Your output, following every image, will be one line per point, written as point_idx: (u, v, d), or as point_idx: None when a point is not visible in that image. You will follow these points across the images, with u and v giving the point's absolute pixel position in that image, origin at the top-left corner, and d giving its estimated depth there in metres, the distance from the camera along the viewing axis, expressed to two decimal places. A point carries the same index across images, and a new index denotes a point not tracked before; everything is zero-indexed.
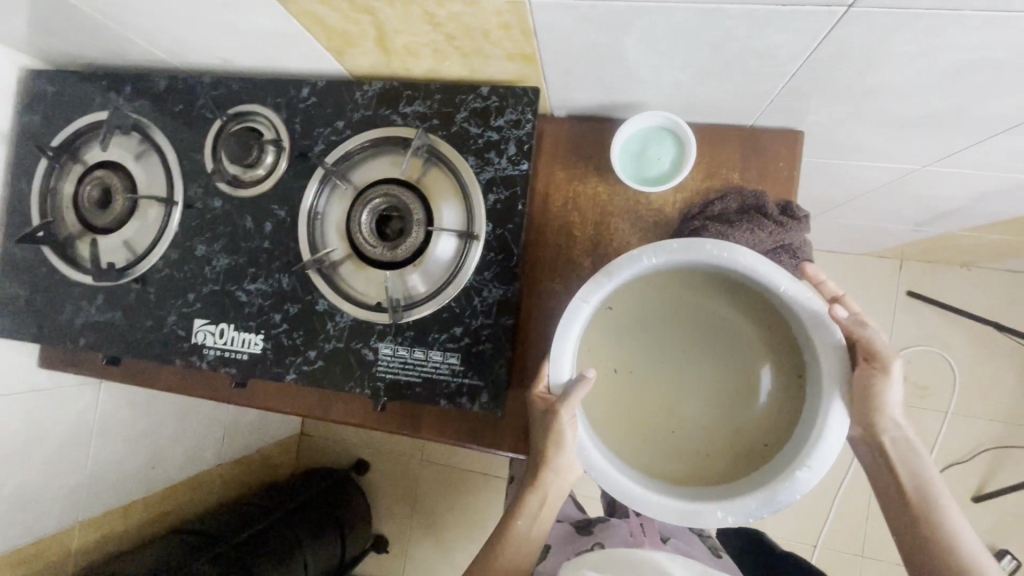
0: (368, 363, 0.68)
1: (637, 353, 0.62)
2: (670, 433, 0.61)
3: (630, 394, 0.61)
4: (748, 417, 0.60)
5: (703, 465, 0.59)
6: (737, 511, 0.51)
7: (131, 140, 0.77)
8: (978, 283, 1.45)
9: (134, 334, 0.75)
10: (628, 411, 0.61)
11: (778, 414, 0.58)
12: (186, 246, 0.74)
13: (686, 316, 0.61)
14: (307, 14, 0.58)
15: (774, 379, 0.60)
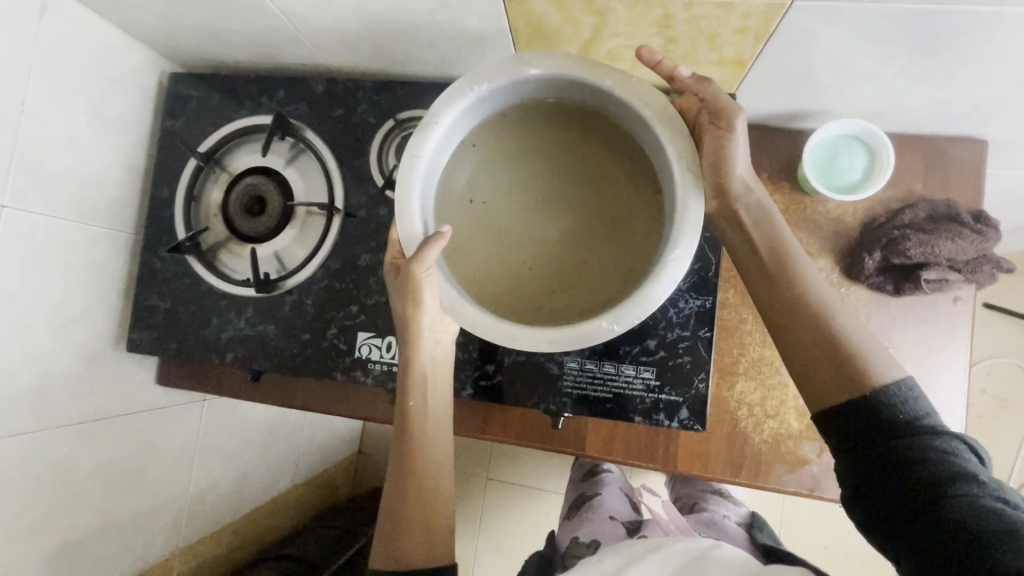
0: (553, 378, 0.65)
1: (492, 192, 0.57)
2: (531, 270, 0.55)
3: (488, 230, 0.56)
4: (615, 243, 0.54)
5: (574, 299, 0.54)
6: (623, 318, 0.48)
7: (286, 147, 0.74)
8: None
9: (289, 349, 0.71)
10: (491, 249, 0.56)
11: (635, 228, 0.54)
12: (347, 255, 0.71)
13: (527, 147, 0.57)
14: (528, 15, 0.56)
15: (635, 200, 0.55)
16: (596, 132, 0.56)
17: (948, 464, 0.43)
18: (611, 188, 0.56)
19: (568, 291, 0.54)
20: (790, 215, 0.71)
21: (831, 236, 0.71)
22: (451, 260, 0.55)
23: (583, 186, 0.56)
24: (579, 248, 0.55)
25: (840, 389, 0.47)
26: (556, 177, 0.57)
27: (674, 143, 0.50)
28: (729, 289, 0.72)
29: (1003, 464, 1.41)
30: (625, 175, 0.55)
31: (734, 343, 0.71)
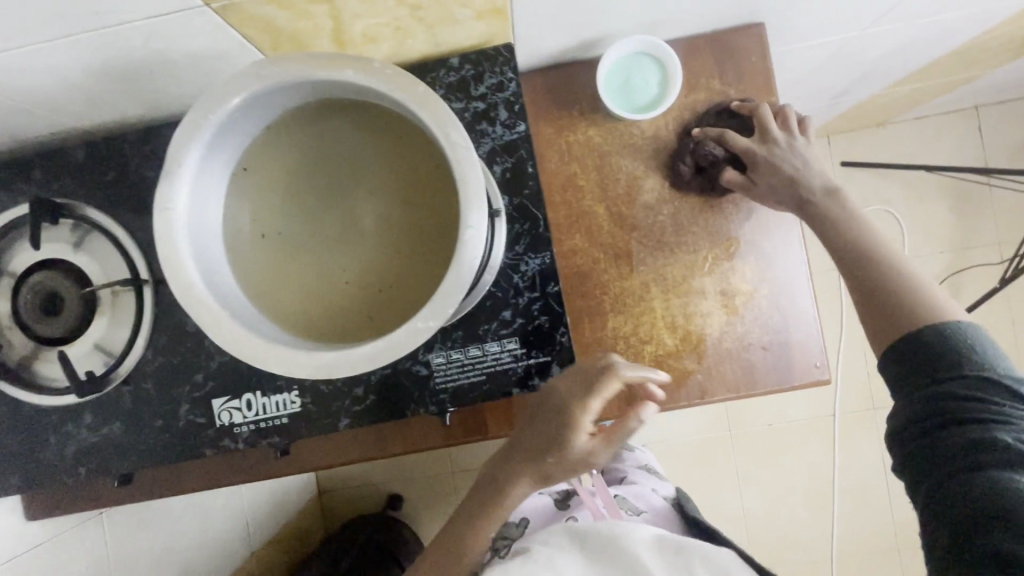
0: (424, 379, 0.64)
1: (282, 218, 0.52)
2: (345, 287, 0.51)
3: (291, 258, 0.52)
4: (415, 232, 0.50)
5: (395, 305, 0.49)
6: (436, 312, 0.47)
7: (65, 229, 0.66)
8: (896, 138, 1.58)
9: (147, 441, 0.66)
10: (300, 276, 0.52)
11: (435, 210, 0.50)
12: (173, 326, 0.65)
13: (305, 161, 0.52)
14: (252, 20, 0.51)
15: (420, 178, 0.50)
16: (369, 124, 0.51)
17: (993, 408, 0.50)
18: (402, 175, 0.51)
19: (387, 296, 0.50)
20: (609, 146, 0.71)
21: (653, 155, 0.71)
22: (258, 302, 0.51)
23: (370, 181, 0.52)
24: (383, 246, 0.51)
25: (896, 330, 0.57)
26: (347, 181, 0.52)
27: (433, 120, 0.47)
28: (575, 234, 0.72)
29: None
30: (403, 156, 0.51)
31: (594, 284, 0.72)
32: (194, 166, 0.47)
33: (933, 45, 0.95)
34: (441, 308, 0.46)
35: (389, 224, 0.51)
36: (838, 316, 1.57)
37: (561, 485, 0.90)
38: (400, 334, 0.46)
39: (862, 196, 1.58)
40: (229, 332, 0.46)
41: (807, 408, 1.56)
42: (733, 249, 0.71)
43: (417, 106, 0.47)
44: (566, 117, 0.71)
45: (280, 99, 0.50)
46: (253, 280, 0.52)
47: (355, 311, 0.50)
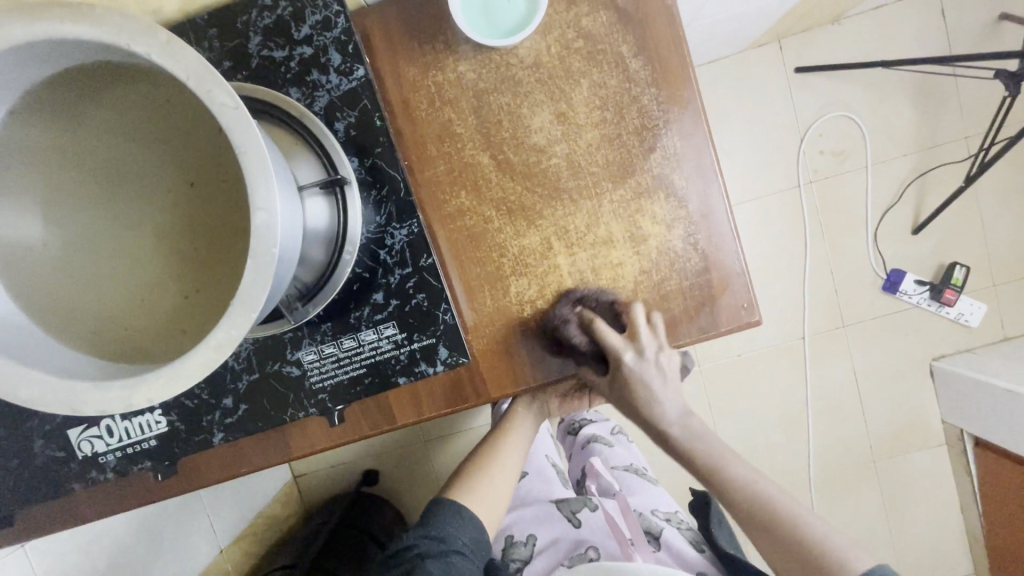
0: (298, 380, 0.56)
1: (54, 232, 0.44)
2: (142, 291, 0.44)
3: (75, 273, 0.44)
4: (214, 214, 0.43)
5: (201, 299, 0.43)
6: (239, 319, 0.38)
7: None
8: (853, 32, 1.44)
9: (6, 482, 0.59)
10: (90, 291, 0.44)
11: (219, 183, 0.43)
12: None
13: (60, 160, 0.44)
14: None
15: (211, 153, 0.43)
16: (125, 97, 0.43)
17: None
18: (177, 151, 0.44)
19: (188, 291, 0.44)
20: (485, 82, 0.61)
21: (536, 90, 0.61)
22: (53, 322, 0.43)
23: (148, 166, 0.44)
24: (185, 244, 0.44)
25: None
26: (114, 173, 0.44)
27: (188, 76, 0.37)
28: (460, 192, 0.62)
29: (853, 212, 1.48)
30: (183, 134, 0.44)
31: (490, 247, 0.63)
32: None
33: None
34: (244, 316, 0.38)
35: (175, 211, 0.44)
36: (801, 238, 1.49)
37: (575, 500, 0.96)
38: (206, 351, 0.38)
39: (818, 105, 1.46)
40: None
41: (775, 335, 1.51)
42: (639, 187, 0.62)
43: (165, 63, 0.36)
44: (429, 54, 0.60)
45: (17, 73, 0.40)
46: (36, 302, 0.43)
47: (160, 322, 0.43)
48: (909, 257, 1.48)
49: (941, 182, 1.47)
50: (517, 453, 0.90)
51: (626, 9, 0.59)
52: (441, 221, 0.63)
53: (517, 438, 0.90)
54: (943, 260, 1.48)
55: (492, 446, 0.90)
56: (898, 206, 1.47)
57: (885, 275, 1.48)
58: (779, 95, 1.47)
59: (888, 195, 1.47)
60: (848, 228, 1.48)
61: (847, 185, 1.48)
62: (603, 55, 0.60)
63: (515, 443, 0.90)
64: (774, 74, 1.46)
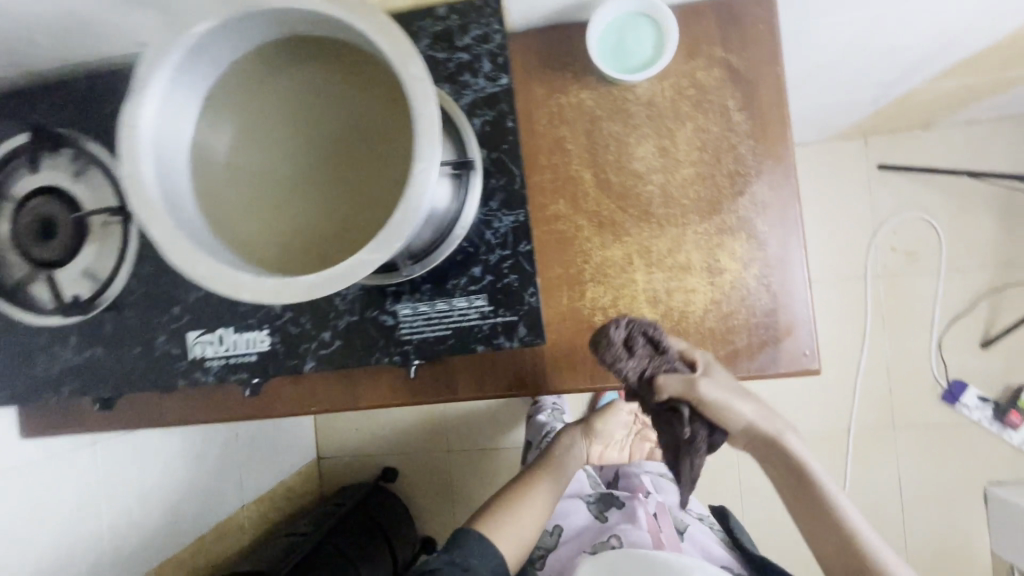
0: (390, 329, 0.63)
1: (245, 153, 0.52)
2: (296, 218, 0.51)
3: (249, 189, 0.52)
4: (377, 169, 0.50)
5: (344, 235, 0.49)
6: (386, 247, 0.46)
7: (64, 158, 0.69)
8: (942, 142, 1.48)
9: (125, 367, 0.68)
10: (255, 207, 0.51)
11: (388, 146, 0.50)
12: (156, 258, 0.66)
13: (266, 96, 0.52)
14: None
15: (387, 119, 0.51)
16: (335, 59, 0.51)
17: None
18: (361, 112, 0.51)
19: (335, 229, 0.50)
20: (601, 110, 0.69)
21: (645, 125, 0.69)
22: (216, 226, 0.51)
23: (333, 119, 0.52)
24: (337, 194, 0.50)
25: (843, 561, 0.73)
26: (305, 119, 0.52)
27: (395, 51, 0.46)
28: (560, 199, 0.70)
29: (919, 314, 1.47)
30: (370, 99, 0.51)
31: (576, 251, 0.69)
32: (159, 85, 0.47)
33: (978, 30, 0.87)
34: (391, 244, 0.46)
35: (344, 159, 0.51)
36: (861, 329, 1.48)
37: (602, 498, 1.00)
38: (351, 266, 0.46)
39: (896, 203, 1.49)
40: (180, 250, 0.47)
41: (822, 422, 1.47)
42: (723, 224, 0.68)
43: (380, 39, 0.46)
44: (558, 79, 0.69)
45: (266, 26, 0.50)
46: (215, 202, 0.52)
47: (303, 247, 0.50)
48: (973, 371, 1.43)
49: (1016, 302, 1.44)
50: (546, 497, 0.90)
51: (739, 69, 0.67)
52: (537, 222, 0.70)
53: (547, 484, 0.92)
54: (1010, 382, 1.42)
55: (525, 489, 0.90)
56: (967, 317, 1.45)
57: (946, 384, 1.44)
58: (858, 188, 1.50)
59: (958, 305, 1.45)
60: (913, 329, 1.46)
61: (916, 287, 1.47)
62: (711, 104, 0.68)
63: (544, 488, 0.91)
64: (857, 167, 1.50)
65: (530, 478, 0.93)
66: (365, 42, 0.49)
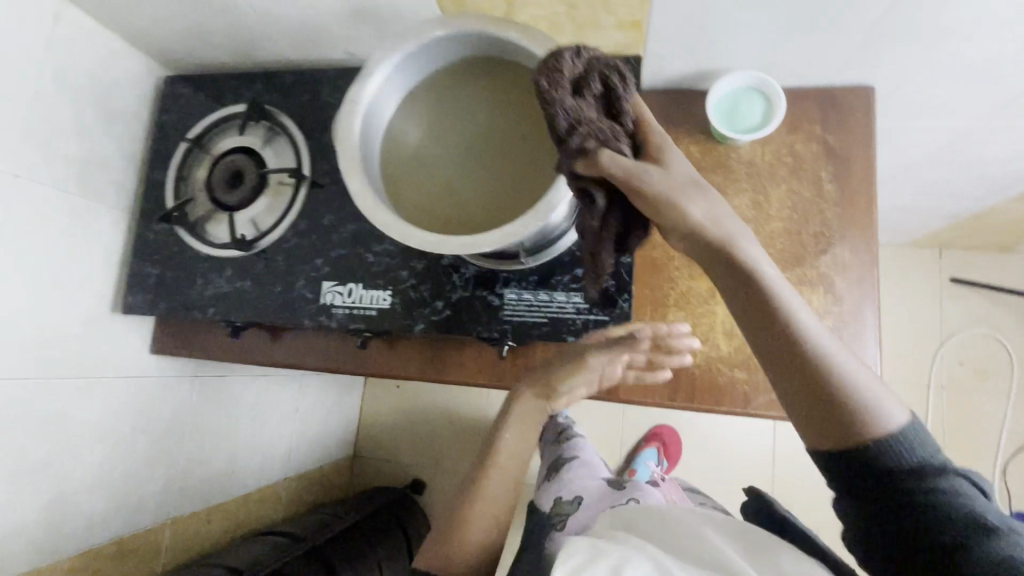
0: (494, 308, 0.72)
1: (427, 143, 0.67)
2: (457, 197, 0.64)
3: (424, 170, 0.66)
4: (528, 167, 0.62)
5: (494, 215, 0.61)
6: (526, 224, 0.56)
7: (260, 128, 0.85)
8: (1019, 266, 1.49)
9: (264, 302, 0.79)
10: (426, 184, 0.65)
11: (541, 150, 0.62)
12: (314, 217, 0.80)
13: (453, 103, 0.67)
14: None
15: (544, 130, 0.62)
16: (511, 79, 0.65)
17: (953, 493, 0.44)
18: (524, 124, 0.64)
19: (487, 210, 0.62)
20: (705, 163, 0.80)
21: (743, 180, 0.79)
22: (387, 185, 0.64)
23: (501, 125, 0.64)
24: (491, 185, 0.63)
25: (833, 432, 0.47)
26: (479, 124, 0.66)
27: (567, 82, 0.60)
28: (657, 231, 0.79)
29: (981, 434, 1.43)
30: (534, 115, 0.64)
31: (665, 277, 0.78)
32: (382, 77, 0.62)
33: None
34: (533, 221, 0.56)
35: (503, 157, 0.64)
36: None
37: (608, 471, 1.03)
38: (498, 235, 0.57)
39: (966, 318, 1.49)
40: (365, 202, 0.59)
41: None
42: (803, 276, 0.75)
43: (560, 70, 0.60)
44: (671, 132, 0.81)
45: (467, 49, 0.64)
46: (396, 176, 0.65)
47: (459, 220, 0.62)
48: None
49: None
50: (508, 479, 0.68)
51: (834, 148, 0.77)
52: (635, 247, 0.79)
53: (514, 446, 0.69)
54: None
55: (492, 484, 0.67)
56: None
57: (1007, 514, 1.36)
58: (928, 296, 1.52)
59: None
60: (974, 448, 1.42)
61: (981, 405, 1.44)
62: (804, 173, 0.77)
63: (519, 432, 0.69)
64: (929, 276, 1.53)
65: (500, 419, 0.70)
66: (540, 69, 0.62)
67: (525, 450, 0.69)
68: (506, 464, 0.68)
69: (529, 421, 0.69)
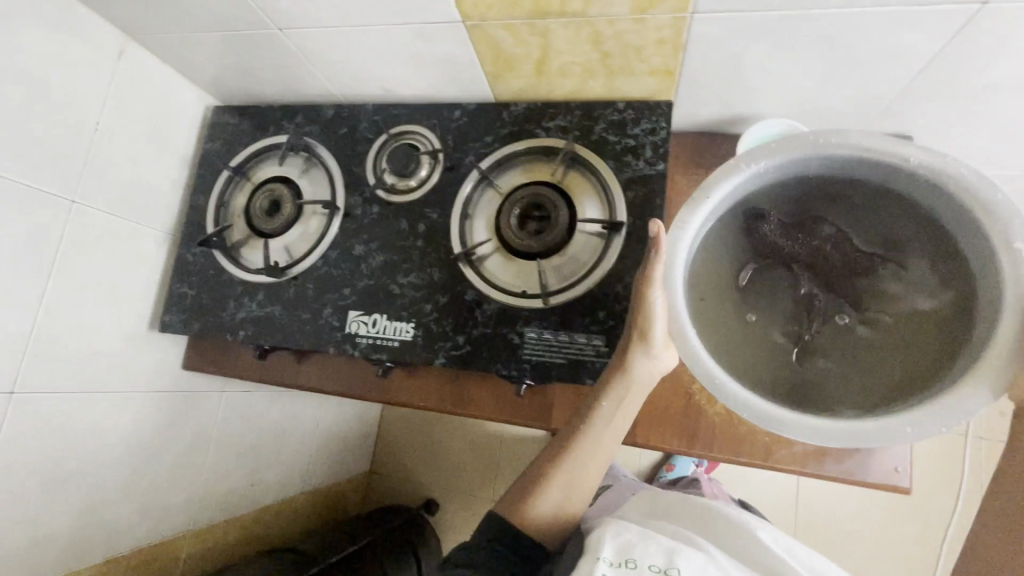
0: (514, 346, 0.73)
1: (759, 278, 0.55)
2: (788, 356, 0.53)
3: (743, 315, 0.54)
4: (931, 339, 0.49)
5: (853, 396, 0.50)
6: (919, 423, 0.46)
7: (299, 159, 0.89)
8: None
9: (291, 326, 0.82)
10: (738, 327, 0.54)
11: (947, 333, 0.49)
12: (344, 246, 0.82)
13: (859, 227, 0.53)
14: (486, 39, 0.69)
15: (957, 307, 0.49)
16: (901, 210, 0.51)
17: None
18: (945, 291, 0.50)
19: (845, 391, 0.51)
20: None
21: None
22: (701, 327, 0.54)
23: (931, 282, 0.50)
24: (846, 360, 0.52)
25: None
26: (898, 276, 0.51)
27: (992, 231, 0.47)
28: None
29: None
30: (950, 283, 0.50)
31: None
32: (715, 200, 0.54)
33: None
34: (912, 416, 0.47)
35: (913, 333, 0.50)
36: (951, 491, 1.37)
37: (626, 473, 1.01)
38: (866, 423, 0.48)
39: None
40: (689, 346, 0.53)
41: None
42: None
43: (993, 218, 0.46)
44: (701, 175, 0.80)
45: (818, 163, 0.52)
46: (711, 316, 0.55)
47: (799, 390, 0.52)
48: None
49: None
50: (602, 449, 0.65)
51: None
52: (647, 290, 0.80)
53: (600, 448, 0.65)
54: None
55: (561, 469, 0.64)
56: None
57: None
58: None
59: None
60: None
61: None
62: None
63: (611, 437, 0.65)
64: None
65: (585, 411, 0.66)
66: (946, 207, 0.49)
67: (603, 459, 0.65)
68: (588, 453, 0.64)
69: (614, 414, 0.65)
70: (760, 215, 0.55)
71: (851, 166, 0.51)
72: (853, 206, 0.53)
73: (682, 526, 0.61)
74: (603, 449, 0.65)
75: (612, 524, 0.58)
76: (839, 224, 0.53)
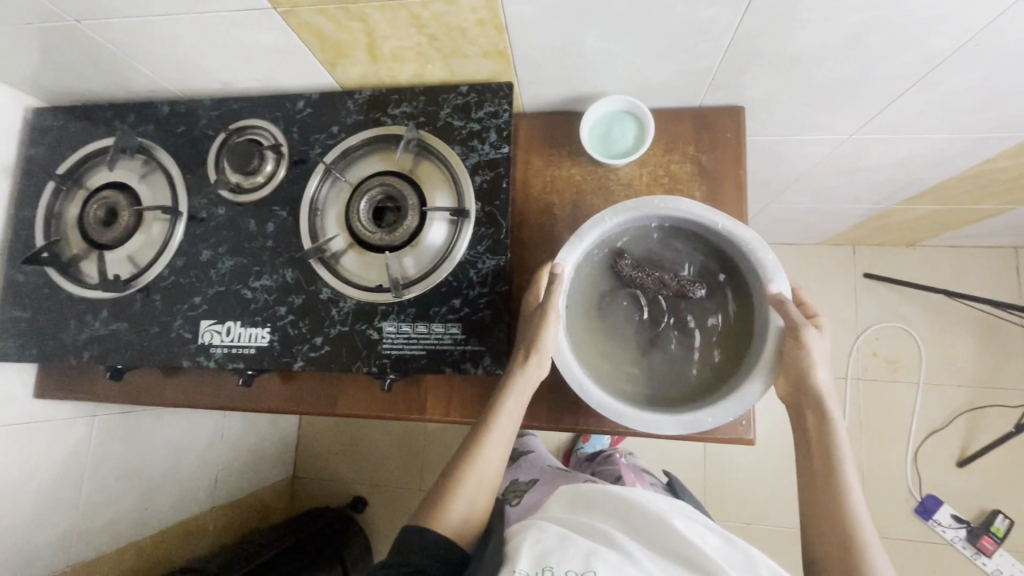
0: (373, 342, 0.72)
1: (614, 305, 0.66)
2: (636, 364, 0.65)
3: (603, 335, 0.66)
4: (736, 352, 0.64)
5: (679, 392, 0.63)
6: (719, 413, 0.60)
7: (135, 161, 0.83)
8: (951, 258, 1.47)
9: (140, 342, 0.77)
10: (600, 346, 0.66)
11: (733, 344, 0.64)
12: (191, 253, 0.78)
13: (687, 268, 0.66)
14: (305, 26, 0.65)
15: (742, 327, 0.64)
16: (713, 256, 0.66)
17: None
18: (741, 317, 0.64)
19: (672, 389, 0.63)
20: (587, 182, 0.79)
21: (620, 199, 0.79)
22: (575, 344, 0.65)
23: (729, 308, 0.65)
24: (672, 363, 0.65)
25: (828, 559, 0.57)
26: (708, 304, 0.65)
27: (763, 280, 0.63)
28: (544, 256, 0.78)
29: (896, 424, 1.41)
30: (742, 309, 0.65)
31: None
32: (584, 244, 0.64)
33: (948, 165, 0.95)
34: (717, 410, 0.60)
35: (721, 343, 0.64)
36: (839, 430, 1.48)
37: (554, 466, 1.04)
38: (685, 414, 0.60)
39: (879, 312, 1.46)
40: (565, 359, 0.63)
41: (792, 519, 1.42)
42: None
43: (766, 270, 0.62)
44: (555, 155, 0.80)
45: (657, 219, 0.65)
46: (581, 336, 0.65)
47: (641, 391, 0.64)
48: (949, 490, 1.37)
49: (996, 421, 1.39)
50: (499, 451, 0.66)
51: (707, 167, 0.78)
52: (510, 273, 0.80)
53: (494, 454, 0.66)
54: (985, 505, 1.36)
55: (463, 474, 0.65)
56: (946, 431, 1.40)
57: (920, 498, 1.36)
58: (843, 296, 1.48)
59: (940, 417, 1.40)
60: (893, 433, 1.40)
61: (896, 398, 1.42)
62: (680, 193, 0.78)
63: (504, 440, 0.66)
64: (843, 275, 1.49)
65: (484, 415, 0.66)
66: (741, 259, 0.64)
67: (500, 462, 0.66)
68: (488, 459, 0.66)
69: (513, 417, 0.65)
70: (617, 254, 0.67)
71: (682, 223, 0.65)
72: (678, 248, 0.67)
73: (601, 520, 0.63)
74: (500, 455, 0.66)
75: (532, 532, 0.60)
76: (672, 263, 0.66)
